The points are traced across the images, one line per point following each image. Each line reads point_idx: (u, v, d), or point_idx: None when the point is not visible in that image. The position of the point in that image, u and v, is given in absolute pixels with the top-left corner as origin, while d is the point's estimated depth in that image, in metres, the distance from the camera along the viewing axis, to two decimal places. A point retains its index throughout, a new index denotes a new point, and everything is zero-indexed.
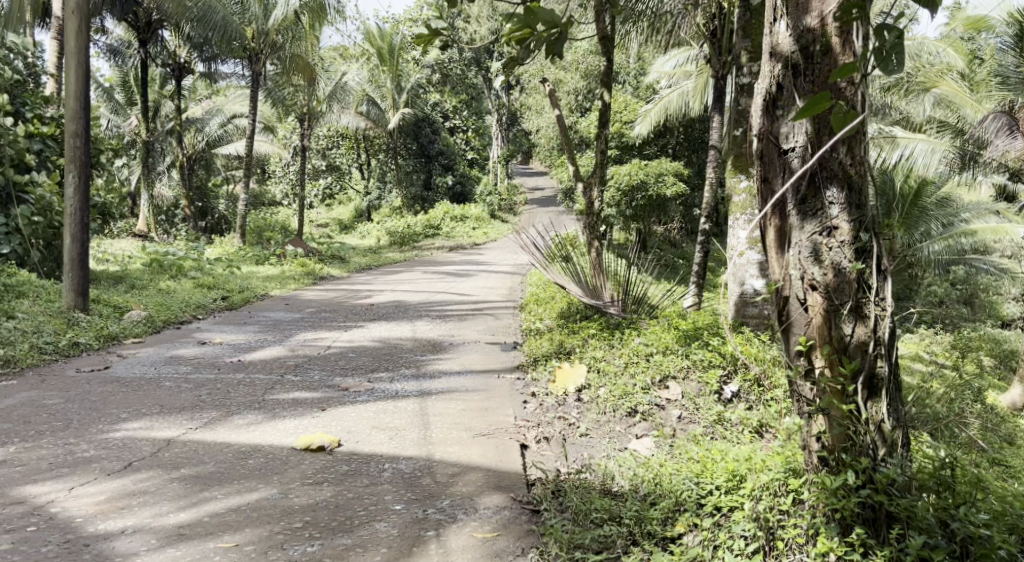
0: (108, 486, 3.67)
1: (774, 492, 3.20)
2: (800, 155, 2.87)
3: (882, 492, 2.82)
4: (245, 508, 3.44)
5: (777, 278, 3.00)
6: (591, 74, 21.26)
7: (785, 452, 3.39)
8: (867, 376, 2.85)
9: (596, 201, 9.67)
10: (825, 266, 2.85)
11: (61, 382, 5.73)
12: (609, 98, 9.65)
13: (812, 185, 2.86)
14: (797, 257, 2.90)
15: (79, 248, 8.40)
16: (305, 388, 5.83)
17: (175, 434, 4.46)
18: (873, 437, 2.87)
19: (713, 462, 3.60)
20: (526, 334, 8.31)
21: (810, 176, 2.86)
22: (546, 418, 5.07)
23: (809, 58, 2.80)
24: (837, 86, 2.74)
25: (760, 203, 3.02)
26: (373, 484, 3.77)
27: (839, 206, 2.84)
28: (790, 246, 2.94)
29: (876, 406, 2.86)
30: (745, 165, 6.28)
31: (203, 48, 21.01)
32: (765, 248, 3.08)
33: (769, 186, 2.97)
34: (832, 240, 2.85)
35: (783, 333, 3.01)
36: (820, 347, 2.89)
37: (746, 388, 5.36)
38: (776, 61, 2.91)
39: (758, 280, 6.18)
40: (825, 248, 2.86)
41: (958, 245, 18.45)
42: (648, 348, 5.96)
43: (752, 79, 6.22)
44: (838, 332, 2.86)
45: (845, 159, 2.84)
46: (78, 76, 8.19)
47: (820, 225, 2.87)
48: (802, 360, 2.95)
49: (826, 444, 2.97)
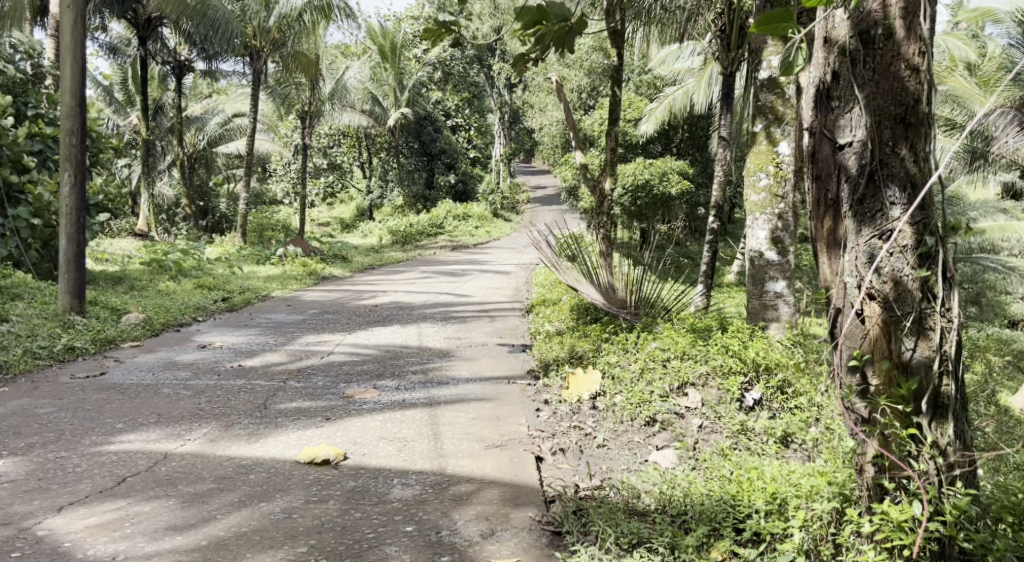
0: (99, 505, 3.45)
1: (823, 520, 3.03)
2: (857, 151, 2.70)
3: (952, 525, 2.61)
4: (245, 529, 3.23)
5: (833, 284, 2.85)
6: (595, 72, 21.04)
7: (832, 476, 3.21)
8: (931, 396, 2.68)
9: (604, 201, 9.46)
10: (884, 275, 2.68)
11: (54, 389, 5.52)
12: (619, 94, 9.44)
13: (871, 183, 2.68)
14: (853, 263, 2.74)
15: (75, 248, 8.19)
16: (308, 396, 5.62)
17: (173, 447, 4.25)
18: (939, 464, 2.67)
19: (749, 485, 3.41)
20: (535, 337, 8.10)
21: (869, 173, 2.69)
22: (561, 427, 4.85)
23: (869, 43, 2.64)
24: (899, 77, 2.62)
25: (813, 204, 2.88)
26: (382, 502, 3.56)
27: (901, 207, 2.66)
28: (845, 251, 2.78)
29: (941, 428, 2.68)
30: (765, 162, 6.02)
31: (204, 45, 20.79)
32: (817, 252, 2.93)
33: (824, 185, 2.82)
34: (892, 245, 2.67)
35: (836, 347, 2.85)
36: (878, 362, 2.72)
37: (770, 395, 5.13)
38: (831, 48, 2.75)
39: (779, 282, 5.96)
40: (885, 255, 2.68)
41: (967, 244, 18.24)
42: (665, 352, 5.72)
43: (773, 74, 5.98)
44: (899, 348, 2.68)
45: (907, 156, 2.66)
46: (74, 73, 7.97)
47: (879, 229, 2.69)
48: (857, 377, 2.79)
49: (886, 471, 2.77)
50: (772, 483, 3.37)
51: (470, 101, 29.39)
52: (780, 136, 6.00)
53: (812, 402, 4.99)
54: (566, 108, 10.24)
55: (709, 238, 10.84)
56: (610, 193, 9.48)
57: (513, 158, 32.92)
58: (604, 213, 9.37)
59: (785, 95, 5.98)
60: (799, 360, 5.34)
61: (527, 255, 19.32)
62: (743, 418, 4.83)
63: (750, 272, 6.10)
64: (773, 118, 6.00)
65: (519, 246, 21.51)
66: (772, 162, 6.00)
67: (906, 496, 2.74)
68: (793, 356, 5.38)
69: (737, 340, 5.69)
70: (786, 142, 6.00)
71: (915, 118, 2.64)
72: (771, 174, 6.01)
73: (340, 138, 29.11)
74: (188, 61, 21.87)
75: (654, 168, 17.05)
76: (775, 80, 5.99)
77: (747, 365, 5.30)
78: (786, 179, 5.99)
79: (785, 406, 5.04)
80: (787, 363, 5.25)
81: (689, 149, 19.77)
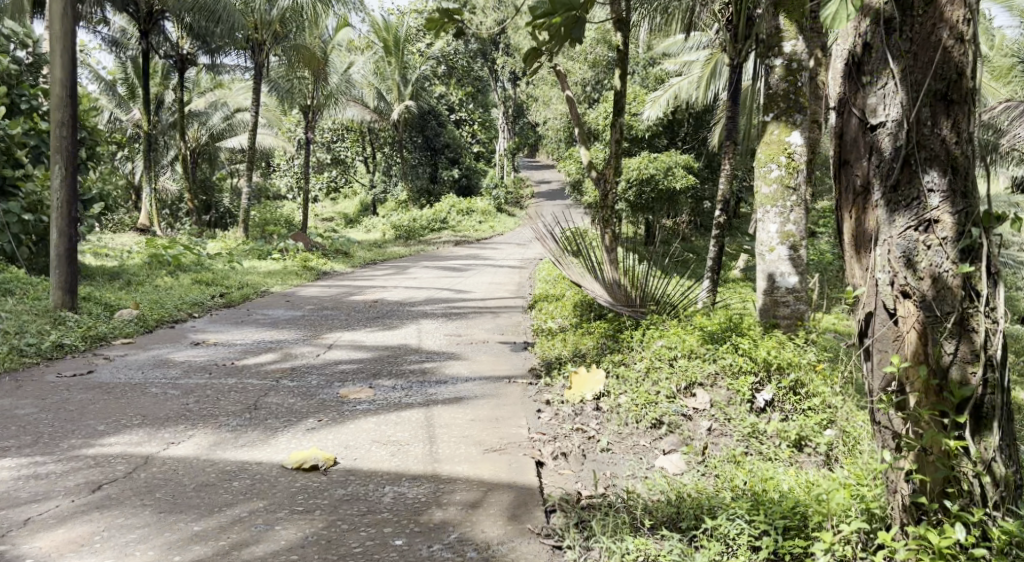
0: (71, 517, 3.26)
1: (851, 543, 2.86)
2: (891, 133, 2.61)
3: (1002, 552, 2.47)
4: (223, 545, 3.03)
5: (864, 284, 2.76)
6: (600, 65, 20.74)
7: (856, 491, 3.04)
8: (974, 406, 2.54)
9: (609, 194, 9.22)
10: (921, 271, 2.57)
11: (38, 388, 5.32)
12: (625, 84, 9.18)
13: (908, 168, 2.58)
14: (886, 257, 2.64)
15: (67, 243, 7.98)
16: (300, 396, 5.42)
17: (155, 451, 4.05)
18: (984, 484, 2.54)
19: (765, 503, 3.20)
20: (537, 334, 7.88)
21: (906, 157, 2.59)
22: (563, 430, 4.64)
23: (906, 11, 2.55)
24: (938, 47, 2.51)
25: (844, 190, 2.81)
26: (372, 512, 3.35)
27: (940, 195, 2.56)
28: (878, 244, 2.68)
29: (985, 442, 2.54)
30: (778, 152, 5.76)
31: (207, 38, 20.56)
32: (848, 244, 2.85)
33: (855, 168, 2.74)
34: (930, 237, 2.57)
35: (870, 351, 2.76)
36: (915, 368, 2.61)
37: (782, 395, 4.89)
38: (866, 17, 2.67)
39: (791, 277, 5.72)
40: (923, 248, 2.57)
41: None
42: (671, 350, 5.49)
43: (788, 60, 5.74)
44: (937, 351, 2.57)
45: (948, 137, 2.55)
46: (64, 62, 7.75)
47: (917, 219, 2.58)
48: (895, 386, 2.68)
49: (927, 490, 2.64)
50: (790, 502, 3.16)
51: (474, 96, 29.12)
52: (792, 125, 5.75)
53: (826, 403, 4.76)
54: (571, 100, 10.01)
55: (715, 233, 10.58)
56: (615, 187, 9.24)
57: (517, 153, 32.64)
58: (608, 207, 9.14)
59: (798, 83, 5.73)
60: (813, 360, 5.11)
61: (531, 250, 19.09)
62: (754, 421, 4.61)
63: (761, 267, 5.87)
64: (785, 107, 5.75)
65: (522, 241, 21.28)
66: (783, 153, 5.74)
67: (948, 520, 2.61)
68: (806, 355, 5.16)
69: (748, 338, 5.47)
70: (798, 132, 5.74)
71: (958, 95, 2.53)
72: (783, 165, 5.74)
73: (343, 133, 28.90)
74: (190, 55, 21.65)
75: (660, 162, 16.78)
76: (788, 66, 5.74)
77: (758, 364, 5.08)
78: (799, 170, 5.72)
79: (798, 408, 4.81)
80: (800, 362, 5.03)
81: (695, 143, 19.49)
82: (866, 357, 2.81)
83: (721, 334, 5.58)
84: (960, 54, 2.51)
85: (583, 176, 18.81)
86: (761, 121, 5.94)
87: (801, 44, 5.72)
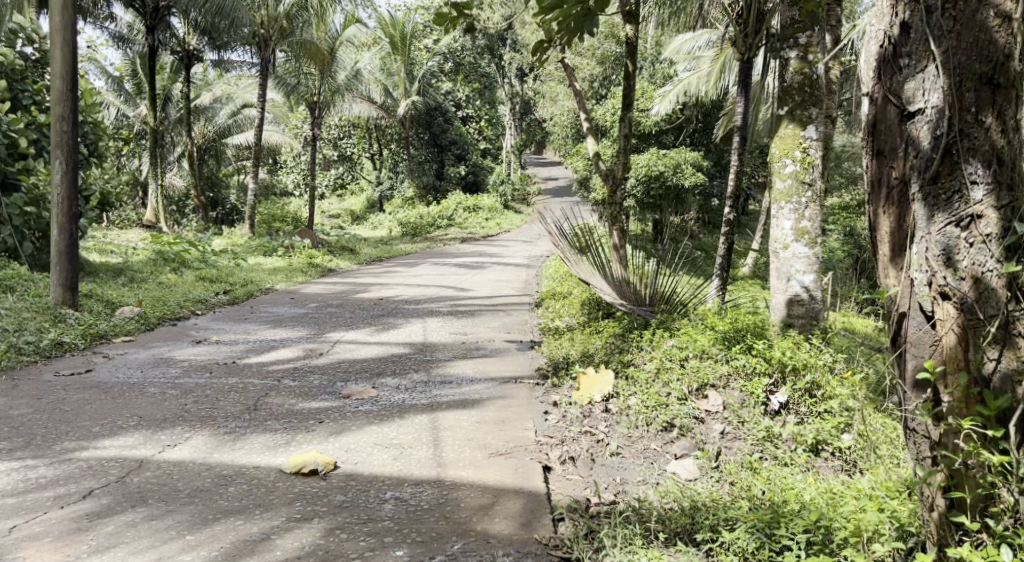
0: (60, 525, 3.14)
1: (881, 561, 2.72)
2: (931, 120, 2.46)
3: None
4: (215, 557, 2.91)
5: (897, 284, 2.61)
6: (607, 61, 20.57)
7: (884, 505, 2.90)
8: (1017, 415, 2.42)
9: (617, 191, 9.07)
10: (962, 272, 2.43)
11: (34, 388, 5.20)
12: (634, 79, 9.02)
13: (948, 159, 2.44)
14: (924, 256, 2.48)
15: (67, 239, 7.87)
16: (302, 396, 5.30)
17: (150, 454, 3.93)
18: None
19: (787, 516, 3.07)
20: (544, 333, 7.74)
21: (947, 147, 2.44)
22: (571, 433, 4.49)
23: None
24: (981, 28, 2.39)
25: (875, 182, 2.64)
26: (372, 520, 3.22)
27: (984, 188, 2.42)
28: (913, 241, 2.53)
29: None
30: (791, 147, 5.59)
31: (214, 34, 20.46)
32: (876, 242, 2.70)
33: (890, 158, 2.58)
34: (972, 235, 2.43)
35: (902, 356, 2.61)
36: (955, 374, 2.47)
37: (797, 398, 4.75)
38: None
39: (806, 275, 5.56)
40: (964, 247, 2.43)
41: None
42: (682, 350, 5.34)
43: (802, 52, 5.55)
44: (979, 357, 2.43)
45: (992, 126, 2.42)
46: (64, 55, 7.62)
47: (958, 215, 2.44)
48: (932, 393, 2.53)
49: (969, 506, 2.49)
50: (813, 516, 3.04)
51: (481, 92, 28.95)
52: (807, 120, 5.57)
53: (843, 406, 4.60)
54: (579, 95, 9.86)
55: (724, 230, 10.41)
56: (624, 183, 9.09)
57: (524, 149, 32.50)
58: (617, 203, 8.98)
59: (813, 76, 5.54)
60: (829, 362, 4.95)
61: (538, 247, 18.95)
62: (768, 424, 4.46)
63: (774, 265, 5.72)
64: (799, 101, 5.58)
65: (529, 238, 21.15)
66: (798, 148, 5.57)
67: (991, 540, 2.46)
68: (821, 356, 5.01)
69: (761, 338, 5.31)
70: (813, 125, 5.56)
71: (1002, 80, 2.41)
72: (797, 160, 5.58)
73: (350, 129, 28.84)
74: (196, 51, 21.51)
75: (668, 159, 16.60)
76: (803, 59, 5.56)
77: (772, 366, 4.94)
78: (813, 165, 5.56)
79: (814, 411, 4.65)
80: (815, 364, 4.88)
81: (704, 140, 19.30)
82: (898, 362, 2.66)
83: (734, 333, 5.42)
84: (1003, 37, 2.40)
85: (591, 173, 18.65)
86: (774, 115, 5.78)
87: (816, 35, 5.52)
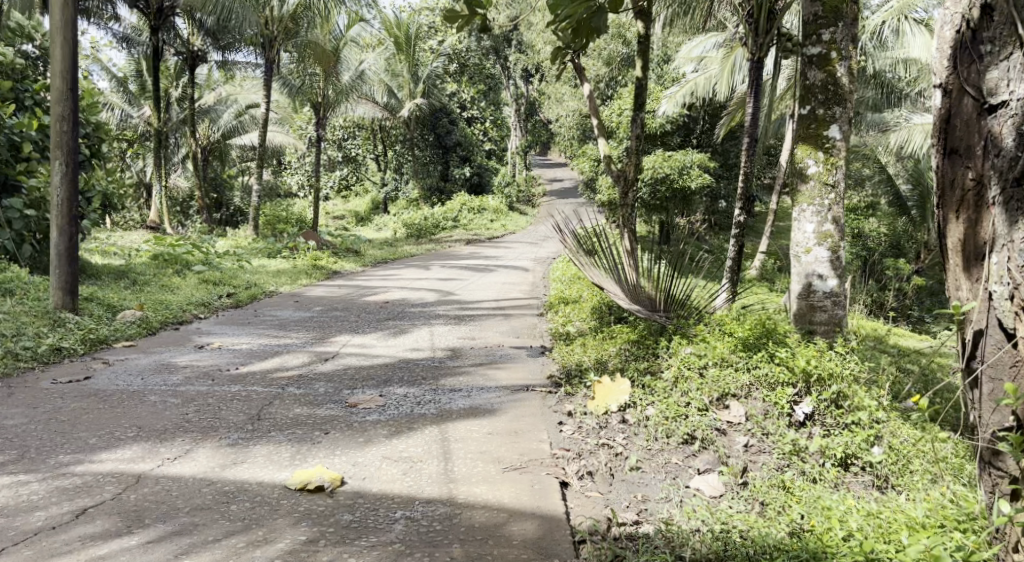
0: (52, 549, 2.98)
1: None
2: (998, 139, 2.66)
3: None
4: None
5: (973, 296, 2.77)
6: (614, 61, 20.36)
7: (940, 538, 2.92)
8: None
9: (629, 193, 8.88)
10: None
11: (31, 396, 5.03)
12: (646, 79, 8.82)
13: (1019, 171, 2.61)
14: (1005, 266, 2.63)
15: (67, 241, 7.70)
16: (307, 405, 5.12)
17: (150, 468, 3.75)
18: None
19: (834, 549, 3.05)
20: (555, 339, 7.56)
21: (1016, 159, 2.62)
22: (588, 446, 4.30)
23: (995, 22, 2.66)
24: None
25: (952, 203, 2.85)
26: (383, 544, 3.06)
27: None
28: (995, 253, 2.68)
29: None
30: (814, 147, 5.40)
31: (218, 35, 20.27)
32: (960, 261, 2.87)
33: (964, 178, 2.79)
34: None
35: (991, 369, 2.73)
36: None
37: (823, 409, 4.55)
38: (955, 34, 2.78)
39: (829, 280, 5.36)
40: None
41: None
42: (700, 358, 5.13)
43: (826, 49, 5.34)
44: None
45: None
46: (64, 53, 7.46)
47: None
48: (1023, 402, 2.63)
49: None
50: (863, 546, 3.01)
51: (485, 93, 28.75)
52: (831, 119, 5.37)
53: (871, 417, 4.41)
54: (590, 94, 9.67)
55: (735, 233, 10.22)
56: (636, 184, 8.91)
57: (529, 151, 32.29)
58: (630, 204, 8.80)
59: (837, 73, 5.34)
60: (855, 371, 4.75)
61: (544, 249, 18.76)
62: (795, 436, 4.27)
63: (794, 269, 5.53)
64: (822, 100, 5.39)
65: (535, 239, 20.97)
66: (822, 148, 5.38)
67: None
68: (845, 363, 4.80)
69: (783, 345, 5.12)
70: (837, 125, 5.36)
71: None
72: (820, 161, 5.39)
73: (355, 131, 28.72)
74: (201, 52, 21.36)
75: (676, 160, 16.38)
76: (826, 56, 5.34)
77: (797, 375, 4.74)
78: (838, 166, 5.37)
79: (840, 422, 4.46)
80: (840, 373, 4.67)
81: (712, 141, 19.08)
82: (971, 372, 2.81)
83: (755, 339, 5.22)
84: None
85: (597, 174, 18.44)
86: (796, 115, 5.58)
87: (841, 32, 5.32)
